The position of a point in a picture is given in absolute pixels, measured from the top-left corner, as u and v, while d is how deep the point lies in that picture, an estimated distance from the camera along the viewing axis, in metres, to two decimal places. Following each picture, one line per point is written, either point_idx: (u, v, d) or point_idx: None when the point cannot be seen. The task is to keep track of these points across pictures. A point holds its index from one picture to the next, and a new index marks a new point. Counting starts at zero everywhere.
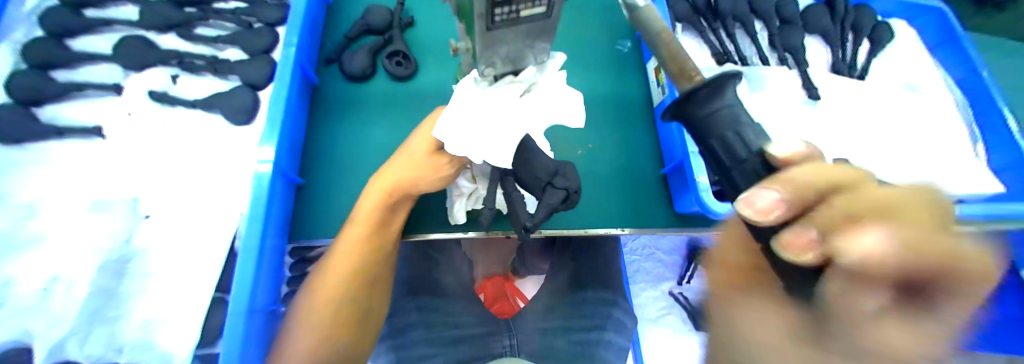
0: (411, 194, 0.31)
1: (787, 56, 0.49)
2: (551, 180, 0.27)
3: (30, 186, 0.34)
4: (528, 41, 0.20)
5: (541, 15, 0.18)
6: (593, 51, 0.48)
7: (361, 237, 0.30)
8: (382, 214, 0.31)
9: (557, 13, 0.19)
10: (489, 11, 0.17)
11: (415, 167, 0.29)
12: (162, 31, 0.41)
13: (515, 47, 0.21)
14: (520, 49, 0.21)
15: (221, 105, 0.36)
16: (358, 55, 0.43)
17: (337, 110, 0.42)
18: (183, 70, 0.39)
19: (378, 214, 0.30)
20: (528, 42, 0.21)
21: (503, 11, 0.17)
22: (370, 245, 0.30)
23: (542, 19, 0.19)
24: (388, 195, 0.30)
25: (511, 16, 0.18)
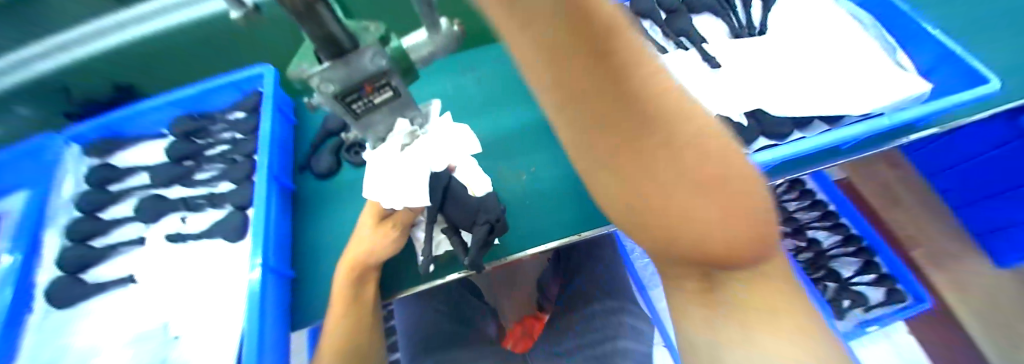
0: (370, 264, 0.37)
1: (683, 38, 0.55)
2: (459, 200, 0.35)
3: (84, 341, 0.41)
4: (396, 113, 0.30)
5: (391, 95, 0.27)
6: (516, 90, 0.57)
7: (337, 313, 0.35)
8: (351, 289, 0.36)
9: (404, 93, 0.27)
10: (349, 108, 0.26)
11: (369, 240, 0.36)
12: (168, 185, 0.51)
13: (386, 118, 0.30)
14: (395, 122, 0.31)
15: (220, 230, 0.44)
16: (325, 156, 0.52)
17: (317, 204, 0.50)
18: (190, 211, 0.48)
19: (347, 288, 0.36)
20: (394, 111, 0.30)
21: (359, 103, 0.25)
22: (347, 318, 0.35)
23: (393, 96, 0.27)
24: (353, 267, 0.36)
25: (367, 104, 0.26)
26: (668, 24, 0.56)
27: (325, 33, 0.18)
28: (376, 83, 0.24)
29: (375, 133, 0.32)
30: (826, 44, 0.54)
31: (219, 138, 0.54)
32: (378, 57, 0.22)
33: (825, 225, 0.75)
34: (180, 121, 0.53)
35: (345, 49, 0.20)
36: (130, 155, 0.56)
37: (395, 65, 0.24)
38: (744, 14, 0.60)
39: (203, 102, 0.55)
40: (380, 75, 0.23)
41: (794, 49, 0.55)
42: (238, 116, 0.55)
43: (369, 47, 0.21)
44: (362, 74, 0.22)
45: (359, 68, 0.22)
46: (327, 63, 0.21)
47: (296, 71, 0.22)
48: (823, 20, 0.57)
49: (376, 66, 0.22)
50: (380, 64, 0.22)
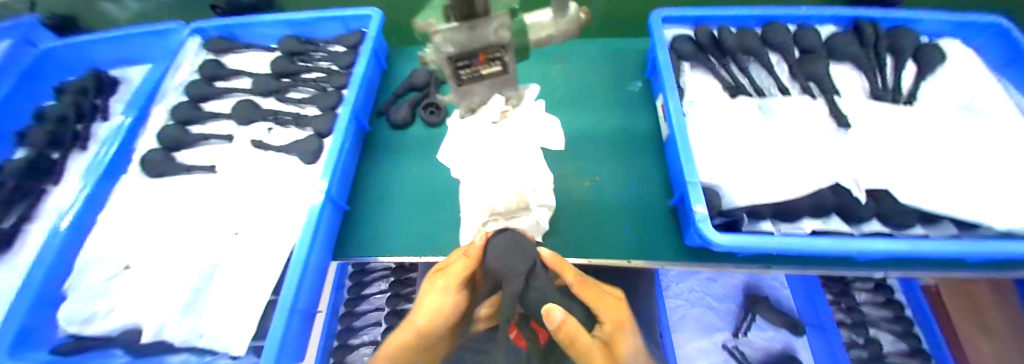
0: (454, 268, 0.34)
1: (811, 85, 0.49)
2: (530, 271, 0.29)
3: (162, 210, 0.45)
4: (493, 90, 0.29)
5: (498, 70, 0.25)
6: (603, 92, 0.54)
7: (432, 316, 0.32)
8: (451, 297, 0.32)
9: (511, 69, 0.26)
10: (455, 74, 0.24)
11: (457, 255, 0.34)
12: (264, 95, 0.55)
13: (483, 93, 0.29)
14: (492, 97, 0.31)
15: (296, 148, 0.47)
16: (402, 108, 0.52)
17: (383, 150, 0.51)
18: (277, 124, 0.51)
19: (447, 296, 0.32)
20: (493, 88, 0.28)
21: (465, 71, 0.24)
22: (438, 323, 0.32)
23: (499, 73, 0.25)
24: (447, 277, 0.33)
25: (473, 74, 0.25)
26: (797, 64, 0.49)
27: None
28: (490, 54, 0.22)
29: (467, 105, 0.30)
30: (998, 130, 0.44)
31: (316, 64, 0.57)
32: (502, 29, 0.20)
33: (895, 330, 0.65)
34: (287, 40, 0.57)
35: (476, 15, 0.19)
36: (239, 58, 0.61)
37: (514, 40, 0.23)
38: (891, 77, 0.51)
39: (311, 29, 0.58)
40: (498, 47, 0.22)
41: (954, 128, 0.45)
42: (337, 49, 0.58)
43: (499, 17, 0.20)
44: (483, 42, 0.20)
45: (482, 36, 0.20)
46: (454, 24, 0.19)
47: (421, 25, 0.21)
48: (997, 105, 0.47)
49: (496, 37, 0.21)
50: (501, 36, 0.21)
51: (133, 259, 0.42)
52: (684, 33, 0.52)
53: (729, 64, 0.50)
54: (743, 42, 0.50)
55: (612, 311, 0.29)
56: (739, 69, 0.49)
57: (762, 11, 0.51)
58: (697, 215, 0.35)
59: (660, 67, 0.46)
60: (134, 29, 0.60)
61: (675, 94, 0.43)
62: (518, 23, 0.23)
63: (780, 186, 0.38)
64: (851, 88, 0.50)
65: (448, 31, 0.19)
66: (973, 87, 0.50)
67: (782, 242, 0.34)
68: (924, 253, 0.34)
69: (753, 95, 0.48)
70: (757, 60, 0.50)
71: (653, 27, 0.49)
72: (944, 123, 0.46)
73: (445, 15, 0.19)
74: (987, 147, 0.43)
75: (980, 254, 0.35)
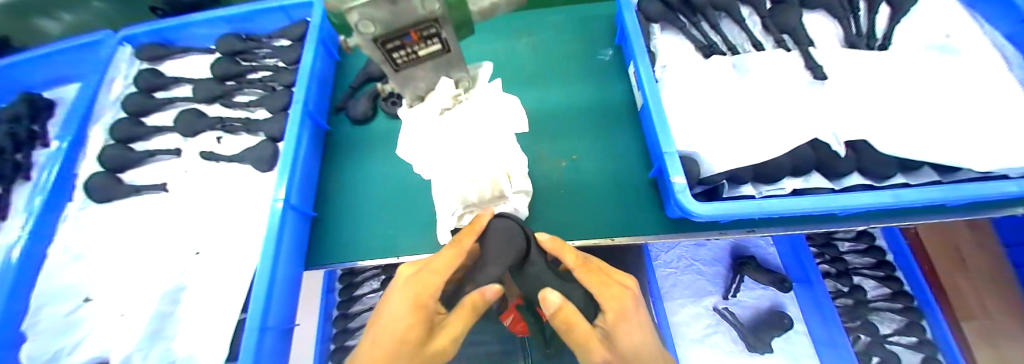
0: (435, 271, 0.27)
1: (784, 38, 0.47)
2: (526, 258, 0.31)
3: (115, 237, 0.42)
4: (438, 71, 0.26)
5: (437, 50, 0.22)
6: (572, 64, 0.51)
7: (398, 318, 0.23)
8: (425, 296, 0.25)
9: (453, 48, 0.23)
10: (388, 57, 0.21)
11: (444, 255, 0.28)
12: (208, 102, 0.50)
13: (428, 74, 0.26)
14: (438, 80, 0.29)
15: (250, 157, 0.43)
16: (361, 100, 0.49)
17: (347, 148, 0.48)
18: (226, 132, 0.47)
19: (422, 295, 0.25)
20: (437, 68, 0.26)
21: (399, 53, 0.21)
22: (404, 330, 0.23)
23: (440, 52, 0.23)
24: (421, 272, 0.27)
25: (410, 56, 0.22)
26: (770, 16, 0.47)
27: None
28: (425, 32, 0.20)
29: (412, 88, 0.29)
30: (969, 69, 0.44)
31: (262, 63, 0.53)
32: (430, 3, 0.17)
33: (877, 275, 0.66)
34: (225, 39, 0.52)
35: None
36: (178, 65, 0.56)
37: (449, 13, 0.20)
38: (864, 22, 0.49)
39: (251, 23, 0.53)
40: (430, 22, 0.19)
41: (927, 69, 0.44)
42: (282, 44, 0.54)
43: None
44: (409, 18, 0.17)
45: (407, 10, 0.17)
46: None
47: (328, 2, 0.16)
48: (972, 40, 0.46)
49: (425, 11, 0.17)
50: (430, 11, 0.17)
51: (90, 292, 0.39)
52: None
53: (700, 23, 0.47)
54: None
55: (617, 299, 0.25)
56: (710, 26, 0.47)
57: None
58: (675, 186, 0.33)
59: (629, 32, 0.44)
60: (56, 44, 0.54)
61: (645, 59, 0.41)
62: None
63: (757, 147, 0.37)
64: (825, 36, 0.49)
65: (362, 9, 0.16)
66: (948, 24, 0.48)
67: (764, 204, 0.33)
68: (907, 199, 0.34)
69: (726, 53, 0.45)
70: (728, 16, 0.48)
71: None
72: (915, 65, 0.45)
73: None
74: (963, 86, 0.42)
75: (962, 197, 0.34)
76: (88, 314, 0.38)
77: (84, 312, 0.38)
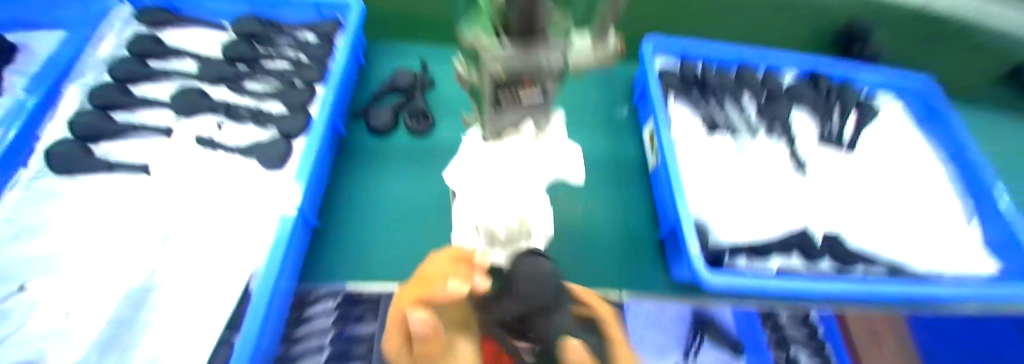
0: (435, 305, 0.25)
1: (775, 125, 0.53)
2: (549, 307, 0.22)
3: (71, 215, 0.36)
4: (528, 117, 0.24)
5: (537, 97, 0.22)
6: (593, 116, 0.55)
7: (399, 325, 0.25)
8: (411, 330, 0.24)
9: (549, 96, 0.23)
10: (494, 96, 0.21)
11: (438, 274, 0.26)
12: (213, 82, 0.46)
13: (517, 116, 0.24)
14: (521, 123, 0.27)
15: (258, 152, 0.41)
16: (384, 112, 0.48)
17: (361, 159, 0.47)
18: (229, 119, 0.44)
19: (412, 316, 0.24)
20: (528, 111, 0.24)
21: (505, 94, 0.21)
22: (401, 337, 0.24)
23: (538, 98, 0.22)
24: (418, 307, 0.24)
25: (513, 99, 0.21)
26: (765, 106, 0.54)
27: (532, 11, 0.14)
28: (537, 79, 0.20)
29: (496, 126, 0.24)
30: (910, 182, 0.53)
31: (278, 51, 0.49)
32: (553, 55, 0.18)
33: None
34: (243, 20, 0.50)
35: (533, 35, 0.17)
36: (179, 34, 0.51)
37: (561, 65, 0.20)
38: (838, 126, 0.57)
39: (278, 10, 0.52)
40: (545, 73, 0.20)
41: (879, 177, 0.53)
42: (305, 37, 0.51)
43: (554, 46, 0.18)
44: (533, 67, 0.18)
45: (537, 63, 0.18)
46: (510, 50, 0.17)
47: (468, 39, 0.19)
48: (912, 158, 0.56)
49: (548, 63, 0.18)
50: (552, 62, 0.19)
51: (27, 279, 0.32)
52: (669, 66, 0.55)
53: (709, 101, 0.53)
54: (720, 83, 0.54)
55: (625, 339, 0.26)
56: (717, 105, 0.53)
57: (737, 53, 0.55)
58: (690, 251, 0.35)
59: (651, 93, 0.48)
60: None
61: (665, 122, 0.44)
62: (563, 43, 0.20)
63: (751, 226, 0.42)
64: (807, 130, 0.56)
65: (504, 57, 0.17)
66: (896, 141, 0.58)
67: (763, 279, 0.36)
68: (880, 290, 0.39)
69: (727, 131, 0.51)
70: (731, 100, 0.54)
71: (644, 55, 0.51)
72: (871, 172, 0.53)
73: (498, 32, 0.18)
74: (905, 197, 0.51)
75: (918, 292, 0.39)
76: (18, 307, 0.30)
77: (15, 302, 0.31)
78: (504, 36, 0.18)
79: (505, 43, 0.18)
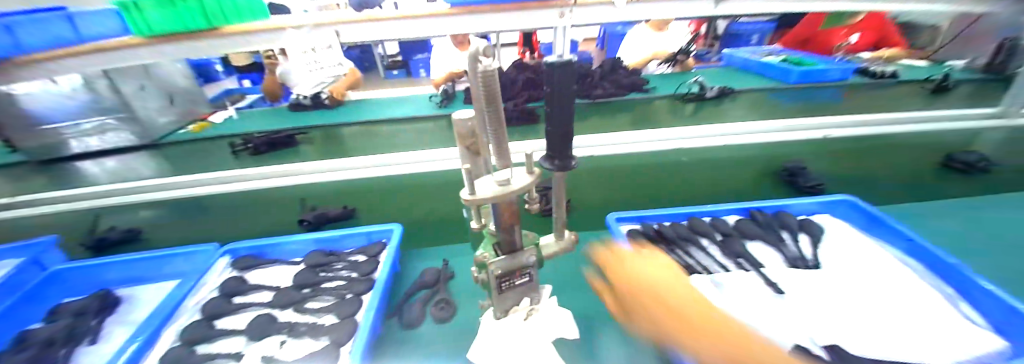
0: None
1: (741, 260, 0.63)
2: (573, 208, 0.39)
3: None
4: (522, 296, 0.38)
5: (526, 281, 0.36)
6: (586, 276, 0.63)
7: None
8: None
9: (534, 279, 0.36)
10: (498, 285, 0.34)
11: None
12: (283, 307, 0.60)
13: (514, 297, 0.38)
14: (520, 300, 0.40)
15: (311, 361, 0.49)
16: (414, 306, 0.59)
17: (392, 353, 0.53)
18: (292, 336, 0.54)
19: None
20: (521, 293, 0.38)
21: (505, 283, 0.34)
22: None
23: (528, 281, 0.36)
24: None
25: (510, 284, 0.35)
26: (723, 245, 0.65)
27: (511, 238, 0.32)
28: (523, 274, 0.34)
29: (502, 305, 0.38)
30: (886, 282, 0.58)
31: (336, 273, 0.66)
32: (529, 257, 0.33)
33: None
34: (314, 255, 0.69)
35: (514, 249, 0.33)
36: (260, 273, 0.69)
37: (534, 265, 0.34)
38: (796, 249, 0.66)
39: (338, 243, 0.72)
40: (526, 269, 0.34)
41: (856, 283, 0.58)
42: (357, 258, 0.69)
43: (527, 252, 0.33)
44: (518, 266, 0.33)
45: (520, 263, 0.33)
46: (502, 257, 0.32)
47: (478, 256, 0.33)
48: (877, 260, 0.62)
49: (528, 262, 0.33)
50: (530, 262, 0.33)
51: None
52: (634, 227, 0.70)
53: (677, 249, 0.65)
54: (678, 232, 0.67)
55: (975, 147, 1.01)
56: (685, 252, 0.64)
57: (679, 211, 0.72)
58: None
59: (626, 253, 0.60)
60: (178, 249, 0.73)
61: None
62: (534, 250, 0.34)
63: None
64: (773, 260, 0.63)
65: (498, 262, 0.31)
66: (855, 247, 0.66)
67: None
68: None
69: (702, 272, 0.60)
70: (695, 245, 0.66)
71: (610, 225, 0.68)
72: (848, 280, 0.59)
73: (495, 250, 0.33)
74: (890, 298, 0.55)
75: None
76: None
77: None
78: (498, 251, 0.33)
79: (501, 257, 0.32)
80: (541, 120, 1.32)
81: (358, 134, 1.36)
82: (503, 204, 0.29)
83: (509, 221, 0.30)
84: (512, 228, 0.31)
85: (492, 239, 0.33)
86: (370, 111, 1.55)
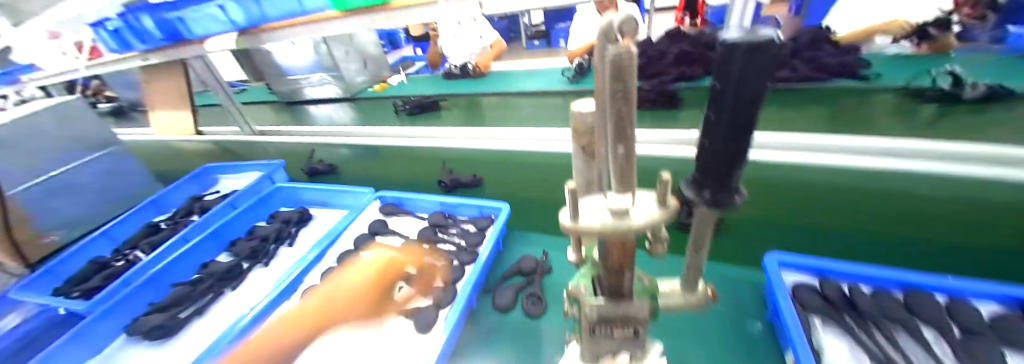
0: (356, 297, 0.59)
1: None
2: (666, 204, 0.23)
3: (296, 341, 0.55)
4: (624, 350, 0.28)
5: (631, 334, 0.26)
6: (717, 326, 0.53)
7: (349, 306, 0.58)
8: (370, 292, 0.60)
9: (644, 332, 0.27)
10: (592, 331, 0.26)
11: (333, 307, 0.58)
12: (408, 256, 0.68)
13: (611, 345, 0.27)
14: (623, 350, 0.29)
15: (415, 314, 0.55)
16: (508, 292, 0.59)
17: (482, 331, 0.55)
18: (408, 286, 0.62)
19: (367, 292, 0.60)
20: (623, 343, 0.27)
21: (602, 330, 0.26)
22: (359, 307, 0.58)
23: (633, 337, 0.27)
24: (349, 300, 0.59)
25: (608, 333, 0.26)
26: (963, 348, 0.42)
27: (617, 282, 0.24)
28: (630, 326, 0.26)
29: (591, 349, 0.28)
30: None
31: (450, 237, 0.72)
32: (641, 310, 0.25)
33: None
34: (436, 215, 0.76)
35: (620, 294, 0.25)
36: (396, 219, 0.80)
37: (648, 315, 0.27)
38: None
39: (456, 210, 0.78)
40: (635, 323, 0.25)
41: None
42: (467, 228, 0.73)
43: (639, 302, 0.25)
44: (622, 317, 0.25)
45: (626, 313, 0.24)
46: (603, 297, 0.25)
47: (572, 286, 0.27)
48: None
49: (637, 316, 0.25)
50: (641, 316, 0.25)
51: None
52: (805, 280, 0.52)
53: (873, 331, 0.45)
54: (882, 307, 0.46)
55: None
56: (886, 338, 0.44)
57: (895, 274, 0.49)
58: None
59: (785, 318, 0.45)
60: (350, 188, 0.97)
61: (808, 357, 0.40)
62: (648, 298, 0.27)
63: None
64: None
65: (599, 306, 0.24)
66: None
67: None
68: None
69: None
70: (908, 332, 0.44)
71: (769, 269, 0.52)
72: None
73: (593, 289, 0.26)
74: None
75: None
76: None
77: None
78: (597, 290, 0.26)
79: (602, 299, 0.25)
80: (683, 108, 1.14)
81: (489, 104, 1.44)
82: (615, 240, 0.20)
83: (620, 263, 0.22)
84: (624, 270, 0.23)
85: (593, 272, 0.27)
86: (503, 82, 1.62)
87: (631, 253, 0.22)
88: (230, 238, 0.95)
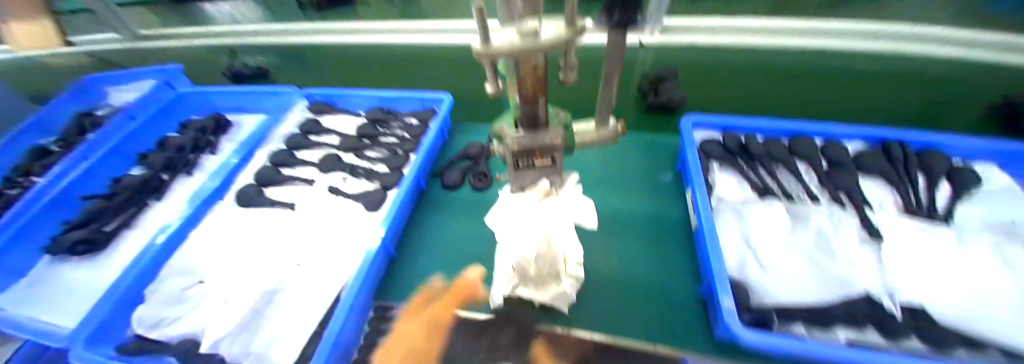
0: None
1: (841, 196, 0.51)
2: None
3: (241, 238, 0.57)
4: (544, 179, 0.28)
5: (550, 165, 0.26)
6: (637, 182, 0.60)
7: None
8: None
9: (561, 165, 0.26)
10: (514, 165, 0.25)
11: None
12: (348, 150, 0.67)
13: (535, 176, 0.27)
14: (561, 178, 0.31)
15: (364, 198, 0.57)
16: (455, 172, 0.61)
17: (433, 206, 0.59)
18: (351, 175, 0.62)
19: None
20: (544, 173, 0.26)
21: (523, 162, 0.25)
22: None
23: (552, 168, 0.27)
24: None
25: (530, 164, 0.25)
26: (827, 177, 0.52)
27: (532, 111, 0.22)
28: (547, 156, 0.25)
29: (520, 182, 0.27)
30: None
31: (391, 130, 0.70)
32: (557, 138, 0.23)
33: None
34: (373, 111, 0.71)
35: (538, 123, 0.24)
36: (331, 118, 0.74)
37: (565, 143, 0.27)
38: (925, 195, 0.50)
39: (395, 104, 0.73)
40: (554, 152, 0.24)
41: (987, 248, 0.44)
42: (410, 121, 0.71)
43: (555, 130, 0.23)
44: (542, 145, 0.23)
45: (543, 139, 0.23)
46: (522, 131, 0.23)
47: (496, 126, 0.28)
48: None
49: (552, 142, 0.23)
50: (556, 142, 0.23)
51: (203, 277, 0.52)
52: (712, 136, 0.59)
53: (758, 169, 0.55)
54: (769, 151, 0.56)
55: None
56: (767, 173, 0.54)
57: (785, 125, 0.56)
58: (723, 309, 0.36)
59: (690, 165, 0.52)
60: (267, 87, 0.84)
61: (703, 189, 0.48)
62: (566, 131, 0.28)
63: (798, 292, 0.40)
64: (882, 204, 0.51)
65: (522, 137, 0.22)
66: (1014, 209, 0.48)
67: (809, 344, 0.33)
68: None
69: (780, 198, 0.52)
70: (785, 167, 0.55)
71: (684, 130, 0.57)
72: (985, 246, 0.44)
73: (516, 124, 0.25)
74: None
75: None
76: (196, 295, 0.49)
77: (196, 292, 0.50)
78: (517, 125, 0.25)
79: (520, 130, 0.24)
80: None
81: None
82: (525, 58, 0.17)
83: (532, 87, 0.20)
84: (538, 93, 0.20)
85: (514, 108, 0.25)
86: None
87: (547, 78, 0.20)
88: (139, 151, 0.83)
